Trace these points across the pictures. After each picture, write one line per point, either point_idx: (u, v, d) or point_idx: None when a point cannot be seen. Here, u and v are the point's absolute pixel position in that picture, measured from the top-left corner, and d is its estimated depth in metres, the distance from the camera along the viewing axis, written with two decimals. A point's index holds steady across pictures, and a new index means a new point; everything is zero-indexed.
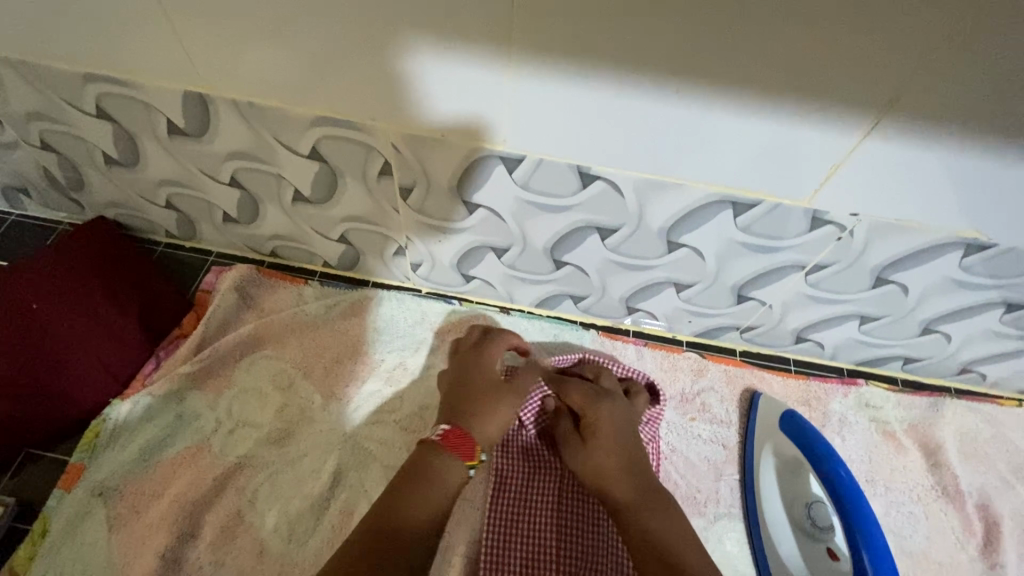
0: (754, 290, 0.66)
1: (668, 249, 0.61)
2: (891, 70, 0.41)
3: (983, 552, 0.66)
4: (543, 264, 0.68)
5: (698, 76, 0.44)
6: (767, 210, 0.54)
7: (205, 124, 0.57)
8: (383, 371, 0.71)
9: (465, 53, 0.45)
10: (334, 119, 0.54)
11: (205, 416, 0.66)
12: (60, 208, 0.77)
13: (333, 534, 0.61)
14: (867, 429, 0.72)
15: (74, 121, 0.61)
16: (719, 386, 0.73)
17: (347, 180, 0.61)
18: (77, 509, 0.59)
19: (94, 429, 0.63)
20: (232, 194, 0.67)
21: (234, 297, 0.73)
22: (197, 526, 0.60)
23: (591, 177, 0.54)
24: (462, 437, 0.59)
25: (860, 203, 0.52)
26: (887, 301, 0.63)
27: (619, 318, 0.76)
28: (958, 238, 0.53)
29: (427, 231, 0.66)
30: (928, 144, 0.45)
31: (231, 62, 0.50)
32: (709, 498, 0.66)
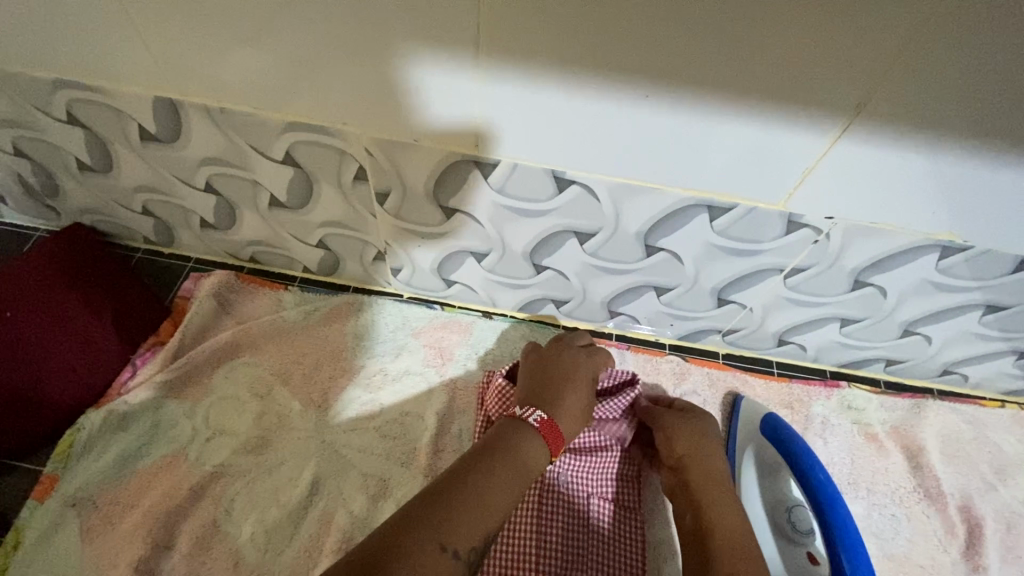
0: (734, 293, 0.65)
1: (647, 253, 0.61)
2: (858, 75, 0.41)
3: (965, 554, 0.66)
4: (523, 268, 0.68)
5: (669, 80, 0.43)
6: (744, 214, 0.54)
7: (178, 130, 0.57)
8: (364, 376, 0.71)
9: (435, 58, 0.45)
10: (307, 124, 0.53)
11: (182, 425, 0.65)
12: (37, 215, 0.76)
13: (312, 543, 0.60)
14: (850, 431, 0.72)
15: (46, 127, 0.60)
16: (700, 390, 0.73)
17: (323, 186, 0.60)
18: (50, 520, 0.59)
19: (68, 439, 0.62)
20: (208, 200, 0.66)
21: (212, 303, 0.72)
22: (172, 537, 0.59)
23: (567, 181, 0.54)
24: (555, 432, 0.57)
25: (835, 206, 0.51)
26: (867, 303, 0.63)
27: (602, 321, 0.76)
28: (935, 240, 0.53)
29: (406, 236, 0.66)
30: (900, 147, 0.45)
31: (203, 67, 0.50)
32: None
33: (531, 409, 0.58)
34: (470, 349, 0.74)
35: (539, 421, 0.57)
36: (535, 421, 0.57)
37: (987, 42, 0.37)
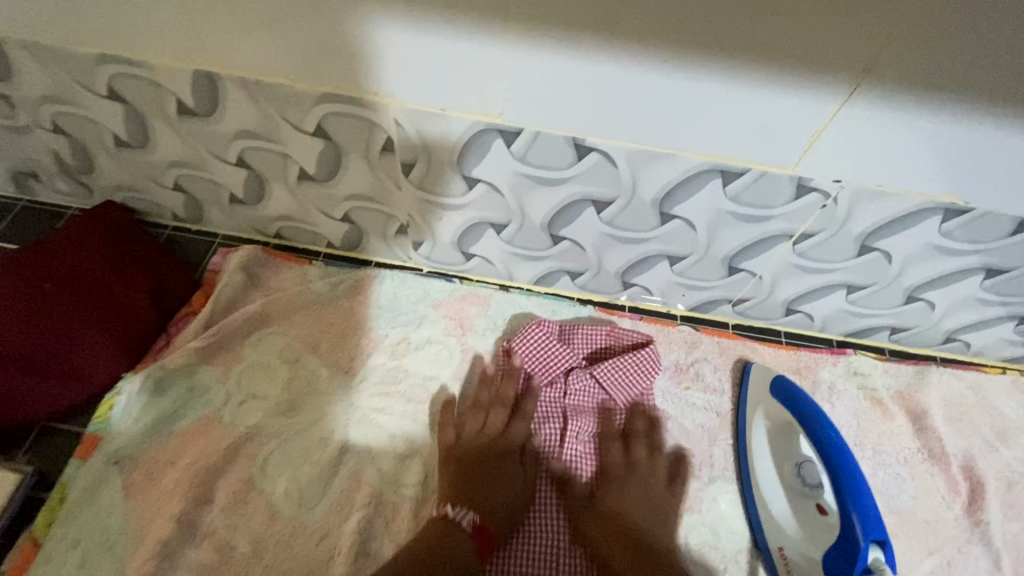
0: (744, 261, 0.68)
1: (661, 221, 0.64)
2: (867, 38, 0.43)
3: (968, 509, 0.68)
4: (541, 239, 0.71)
5: (690, 45, 0.46)
6: (755, 178, 0.56)
7: (214, 103, 0.59)
8: (387, 345, 0.74)
9: (465, 27, 0.48)
10: (338, 95, 0.56)
11: (215, 389, 0.68)
12: (70, 192, 0.79)
13: (342, 499, 0.63)
14: (856, 396, 0.75)
15: (85, 103, 0.62)
16: (712, 357, 0.75)
17: (351, 158, 0.63)
18: (94, 476, 0.61)
19: (108, 401, 0.65)
20: (239, 174, 0.69)
21: (241, 276, 0.75)
22: (210, 492, 0.62)
23: (586, 148, 0.56)
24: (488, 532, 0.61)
25: (844, 169, 0.54)
26: (871, 268, 0.65)
27: (615, 293, 0.79)
28: (938, 202, 0.56)
29: (428, 207, 0.69)
30: (908, 109, 0.48)
31: (242, 40, 0.53)
32: (702, 462, 0.69)
33: (463, 511, 0.61)
34: (489, 320, 0.76)
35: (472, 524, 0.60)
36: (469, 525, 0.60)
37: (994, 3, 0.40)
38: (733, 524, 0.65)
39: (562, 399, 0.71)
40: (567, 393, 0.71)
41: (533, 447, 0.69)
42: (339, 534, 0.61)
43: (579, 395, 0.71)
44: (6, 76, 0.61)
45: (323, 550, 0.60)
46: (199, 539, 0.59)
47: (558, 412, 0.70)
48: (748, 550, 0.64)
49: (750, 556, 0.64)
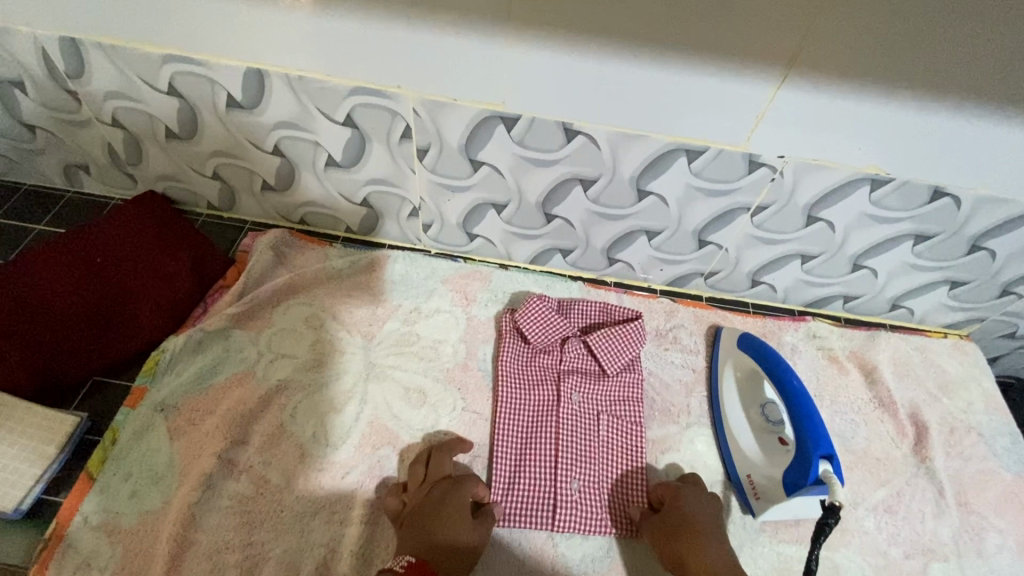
0: (712, 235, 0.79)
1: (639, 198, 0.75)
2: (790, 37, 0.55)
3: (914, 448, 0.78)
4: (536, 218, 0.81)
5: (653, 44, 0.58)
6: (714, 155, 0.67)
7: (260, 97, 0.70)
8: (400, 313, 0.83)
9: (475, 30, 0.59)
10: (367, 88, 0.67)
11: (248, 349, 0.76)
12: (115, 183, 0.89)
13: (363, 441, 0.71)
14: (815, 355, 0.85)
15: (146, 98, 0.73)
16: (688, 323, 0.85)
17: (374, 144, 0.74)
18: (142, 421, 0.69)
19: (155, 358, 0.73)
20: (273, 162, 0.79)
21: (270, 254, 0.84)
22: (247, 434, 0.69)
23: (574, 131, 0.67)
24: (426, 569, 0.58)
25: (786, 146, 0.66)
26: (820, 237, 0.77)
27: (602, 270, 0.89)
28: (865, 173, 0.67)
29: (439, 190, 0.79)
30: (829, 93, 0.60)
31: (288, 42, 0.64)
32: (681, 410, 0.78)
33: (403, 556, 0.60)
34: (491, 293, 0.86)
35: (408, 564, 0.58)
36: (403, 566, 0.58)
37: (886, 7, 0.52)
38: (707, 459, 0.75)
39: (557, 362, 0.80)
40: (562, 357, 0.80)
41: (531, 402, 0.76)
42: (361, 471, 0.69)
43: (574, 360, 0.80)
44: (78, 75, 0.72)
45: (347, 483, 0.68)
46: (238, 473, 0.67)
47: (553, 374, 0.79)
48: (720, 483, 0.73)
49: (724, 487, 0.73)
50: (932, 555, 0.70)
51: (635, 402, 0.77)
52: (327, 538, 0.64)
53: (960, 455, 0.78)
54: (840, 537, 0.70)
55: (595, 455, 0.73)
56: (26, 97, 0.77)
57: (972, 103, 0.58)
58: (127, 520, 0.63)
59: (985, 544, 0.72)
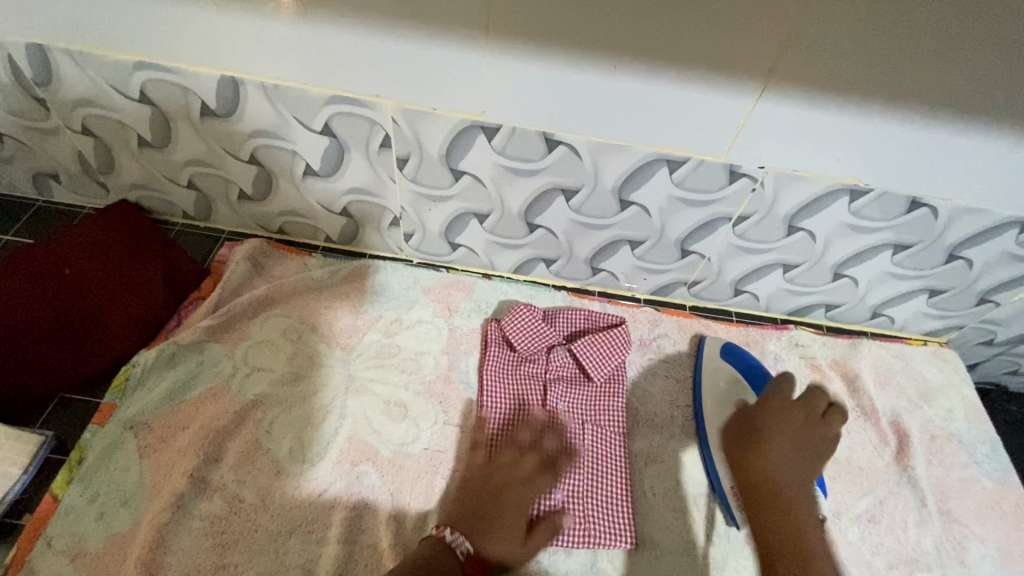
0: (694, 244, 0.79)
1: (621, 208, 0.74)
2: (768, 49, 0.55)
3: (896, 456, 0.78)
4: (518, 228, 0.80)
5: (633, 55, 0.58)
6: (695, 165, 0.67)
7: (235, 105, 0.69)
8: (381, 324, 0.82)
9: (454, 39, 0.58)
10: (345, 97, 0.66)
11: (223, 362, 0.74)
12: (86, 192, 0.86)
13: (342, 456, 0.69)
14: (797, 364, 0.85)
15: (117, 106, 0.71)
16: (671, 332, 0.85)
17: (353, 153, 0.73)
18: (111, 439, 0.67)
19: (125, 372, 0.71)
20: (250, 171, 0.78)
21: (247, 265, 0.83)
22: (220, 451, 0.67)
23: (555, 142, 0.67)
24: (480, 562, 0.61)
25: (766, 157, 0.66)
26: (801, 247, 0.77)
27: (585, 279, 0.88)
28: (844, 184, 0.68)
29: (420, 199, 0.78)
30: (808, 104, 0.60)
31: (264, 50, 0.62)
32: (665, 420, 0.78)
33: (461, 539, 0.61)
34: (473, 303, 0.85)
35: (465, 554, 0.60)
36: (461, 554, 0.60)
37: (863, 21, 0.52)
38: (691, 471, 0.74)
39: (544, 370, 0.79)
40: (549, 365, 0.79)
41: (516, 412, 0.75)
42: (339, 488, 0.67)
43: (560, 369, 0.79)
44: (46, 82, 0.70)
45: (324, 502, 0.66)
46: (211, 492, 0.65)
47: (540, 381, 0.78)
48: (703, 495, 0.72)
49: (708, 499, 0.72)
50: (916, 564, 0.70)
51: (618, 413, 0.77)
52: (303, 559, 0.62)
53: (941, 462, 0.78)
54: None
55: (580, 466, 0.72)
56: None
57: (949, 115, 0.59)
58: (93, 543, 0.61)
59: (967, 553, 0.72)
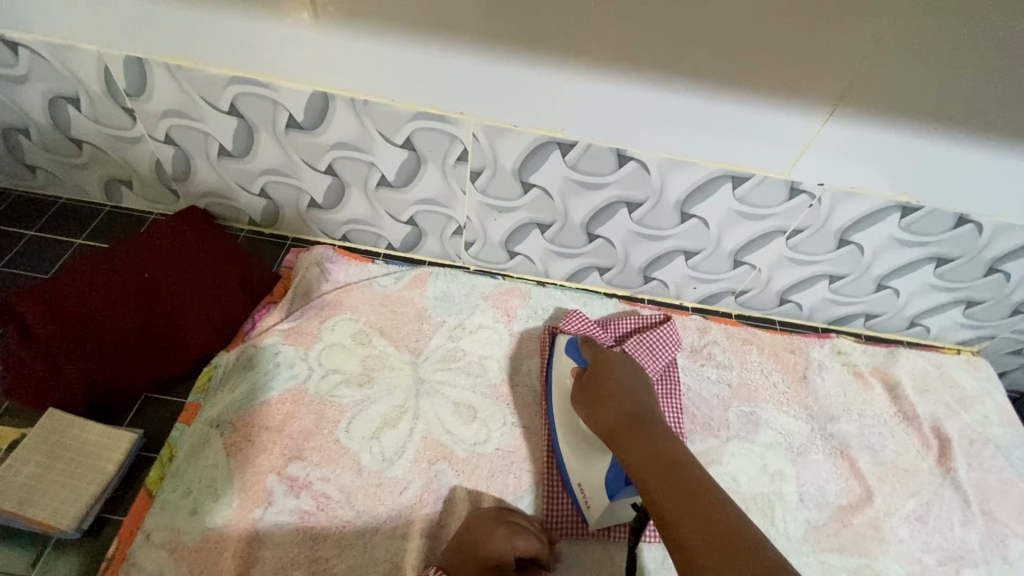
0: (747, 256, 0.83)
1: (682, 219, 0.78)
2: (840, 78, 0.60)
3: (938, 459, 0.82)
4: (579, 238, 0.84)
5: (714, 81, 0.62)
6: (759, 181, 0.71)
7: (322, 119, 0.72)
8: (445, 328, 0.85)
9: (545, 62, 0.62)
10: (431, 113, 0.69)
11: (299, 364, 0.77)
12: (156, 198, 0.89)
13: (418, 455, 0.72)
14: (841, 371, 0.88)
15: (205, 117, 0.74)
16: (720, 339, 0.89)
17: (428, 165, 0.76)
18: (198, 438, 0.69)
19: (208, 373, 0.74)
20: (324, 181, 0.81)
21: (315, 270, 0.86)
22: (303, 450, 0.70)
23: (627, 157, 0.71)
24: None
25: (826, 174, 0.70)
26: (849, 259, 0.81)
27: (637, 288, 0.92)
28: (896, 201, 0.72)
29: (485, 210, 0.82)
30: (871, 126, 0.64)
31: (360, 69, 0.66)
32: (721, 424, 0.81)
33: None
34: (530, 310, 0.88)
35: None
36: None
37: (933, 52, 0.56)
38: (748, 472, 0.77)
39: None
40: None
41: None
42: (418, 486, 0.70)
43: None
44: (138, 93, 0.73)
45: (405, 498, 0.69)
46: (297, 489, 0.68)
47: None
48: (763, 498, 0.75)
49: (768, 501, 0.75)
50: (962, 561, 0.74)
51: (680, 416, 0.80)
52: (390, 553, 0.65)
53: (980, 466, 0.82)
54: (877, 545, 0.73)
55: None
56: (78, 113, 0.77)
57: (1005, 139, 0.64)
58: (190, 538, 0.63)
59: (1010, 551, 0.76)
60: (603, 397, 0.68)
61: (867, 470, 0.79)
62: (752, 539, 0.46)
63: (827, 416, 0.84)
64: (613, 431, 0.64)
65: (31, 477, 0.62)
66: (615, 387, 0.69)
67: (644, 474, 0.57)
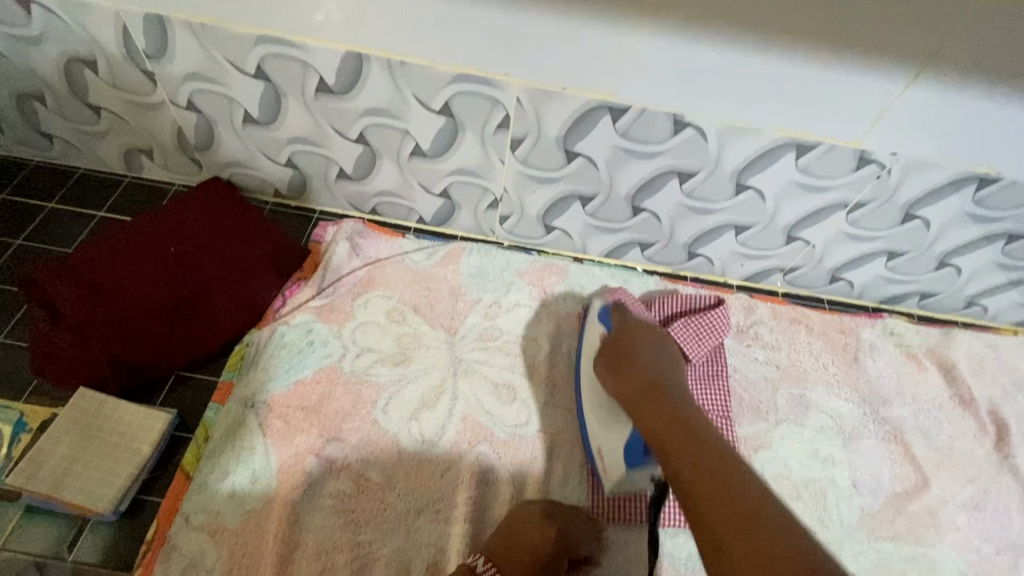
0: (802, 231, 0.78)
1: (736, 191, 0.73)
2: (931, 34, 0.54)
3: (996, 444, 0.78)
4: (623, 211, 0.79)
5: (788, 38, 0.56)
6: (826, 150, 0.66)
7: (354, 82, 0.67)
8: (480, 306, 0.81)
9: (601, 18, 0.57)
10: (472, 75, 0.64)
11: (332, 342, 0.74)
12: (178, 169, 0.85)
13: (458, 437, 0.70)
14: (893, 352, 0.84)
15: (230, 81, 0.70)
16: (767, 319, 0.85)
17: (466, 133, 0.71)
18: (234, 418, 0.68)
19: (240, 352, 0.73)
20: (354, 150, 0.76)
21: (345, 245, 0.82)
22: (340, 430, 0.68)
23: (684, 124, 0.66)
24: None
25: (899, 143, 0.65)
26: (912, 235, 0.76)
27: (679, 264, 0.87)
28: (974, 172, 0.67)
29: (524, 181, 0.77)
30: (958, 90, 0.59)
31: (398, 26, 0.61)
32: (769, 406, 0.78)
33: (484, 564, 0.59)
34: (568, 287, 0.84)
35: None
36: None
37: None
38: (798, 456, 0.74)
39: None
40: None
41: None
42: (459, 467, 0.68)
43: None
44: (159, 55, 0.68)
45: (447, 480, 0.67)
46: (336, 471, 0.66)
47: None
48: (813, 483, 0.73)
49: (818, 486, 0.73)
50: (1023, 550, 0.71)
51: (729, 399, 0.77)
52: (433, 537, 0.63)
53: None
54: (933, 533, 0.71)
55: None
56: (95, 76, 0.73)
57: None
58: (230, 520, 0.62)
59: None
60: (628, 365, 0.67)
61: (922, 455, 0.76)
62: (771, 513, 0.44)
63: (880, 399, 0.80)
64: (634, 399, 0.64)
65: (64, 460, 0.60)
66: (641, 349, 0.69)
67: (663, 442, 0.57)
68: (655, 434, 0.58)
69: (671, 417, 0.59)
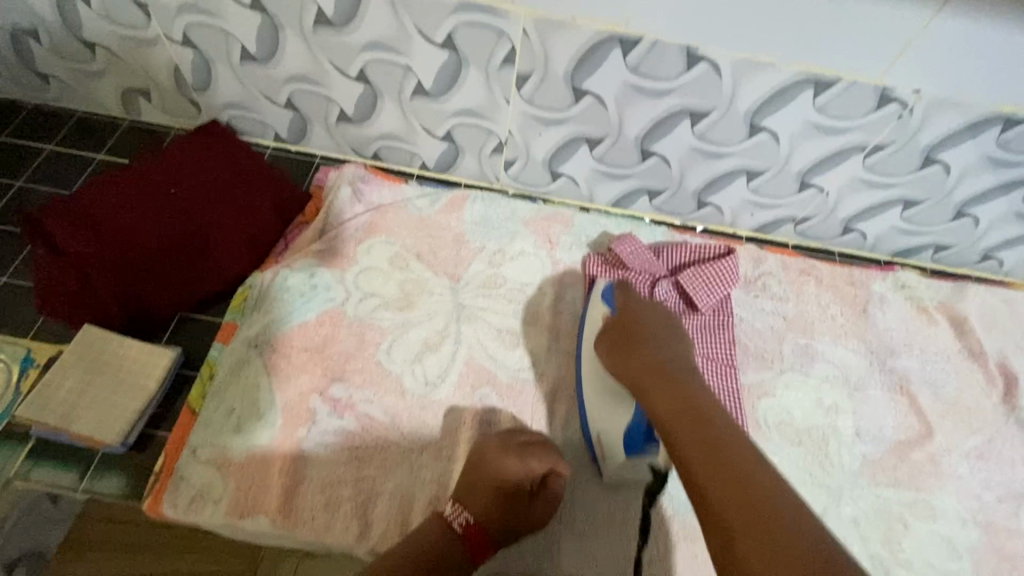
0: (816, 177, 0.75)
1: (750, 134, 0.71)
2: None
3: (1004, 397, 0.78)
4: (631, 156, 0.77)
5: None
6: (845, 88, 0.63)
7: (354, 13, 0.65)
8: (484, 254, 0.80)
9: None
10: (476, 4, 0.62)
11: (335, 286, 0.74)
12: (176, 111, 0.83)
13: (461, 380, 0.70)
14: (904, 306, 0.83)
15: (226, 12, 0.67)
16: (776, 271, 0.83)
17: (471, 70, 0.69)
18: (238, 356, 0.68)
19: (243, 294, 0.72)
20: (355, 90, 0.74)
21: (347, 189, 0.81)
22: (344, 371, 0.69)
23: (697, 57, 0.63)
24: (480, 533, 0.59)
25: (923, 79, 0.62)
26: (931, 182, 0.74)
27: (688, 214, 0.85)
28: (1000, 112, 0.64)
29: (530, 123, 0.75)
30: (988, 19, 0.56)
31: None
32: (775, 356, 0.77)
33: (458, 511, 0.59)
34: (574, 236, 0.82)
35: (463, 526, 0.58)
36: (459, 527, 0.58)
37: None
38: (801, 405, 0.74)
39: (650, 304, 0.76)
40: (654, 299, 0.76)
41: None
42: (462, 409, 0.68)
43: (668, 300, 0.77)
44: None
45: (450, 421, 0.67)
46: (340, 410, 0.66)
47: None
48: (816, 431, 0.73)
49: (820, 434, 0.73)
50: None
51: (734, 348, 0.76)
52: (436, 474, 0.64)
53: None
54: (934, 481, 0.71)
55: None
56: (88, 9, 0.71)
57: None
58: (236, 454, 0.63)
59: None
60: (635, 345, 0.64)
61: (928, 406, 0.76)
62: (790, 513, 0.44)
63: (888, 351, 0.79)
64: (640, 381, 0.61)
65: (71, 394, 0.61)
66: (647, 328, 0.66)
67: (672, 429, 0.55)
68: (666, 420, 0.56)
69: (684, 403, 0.57)
